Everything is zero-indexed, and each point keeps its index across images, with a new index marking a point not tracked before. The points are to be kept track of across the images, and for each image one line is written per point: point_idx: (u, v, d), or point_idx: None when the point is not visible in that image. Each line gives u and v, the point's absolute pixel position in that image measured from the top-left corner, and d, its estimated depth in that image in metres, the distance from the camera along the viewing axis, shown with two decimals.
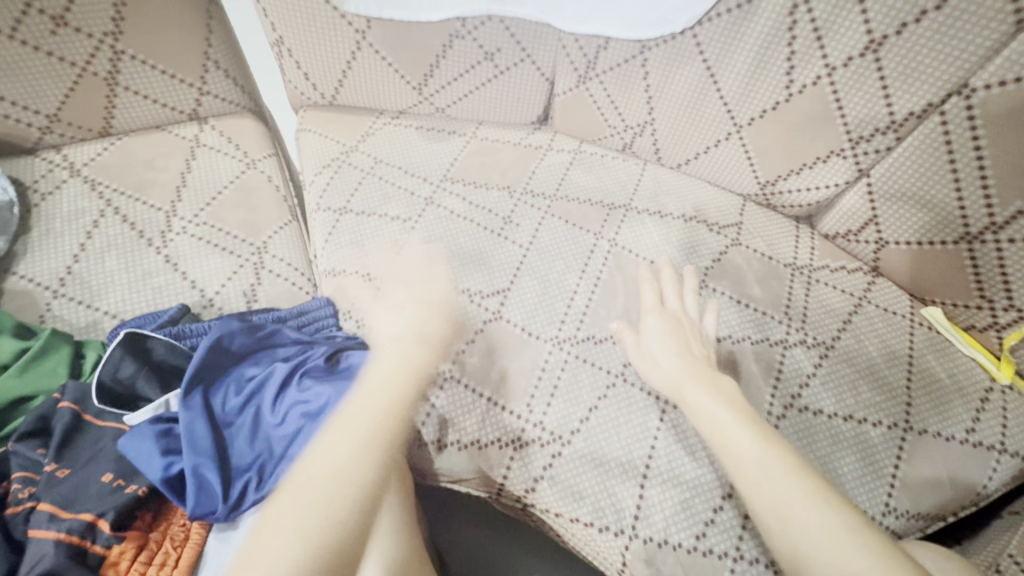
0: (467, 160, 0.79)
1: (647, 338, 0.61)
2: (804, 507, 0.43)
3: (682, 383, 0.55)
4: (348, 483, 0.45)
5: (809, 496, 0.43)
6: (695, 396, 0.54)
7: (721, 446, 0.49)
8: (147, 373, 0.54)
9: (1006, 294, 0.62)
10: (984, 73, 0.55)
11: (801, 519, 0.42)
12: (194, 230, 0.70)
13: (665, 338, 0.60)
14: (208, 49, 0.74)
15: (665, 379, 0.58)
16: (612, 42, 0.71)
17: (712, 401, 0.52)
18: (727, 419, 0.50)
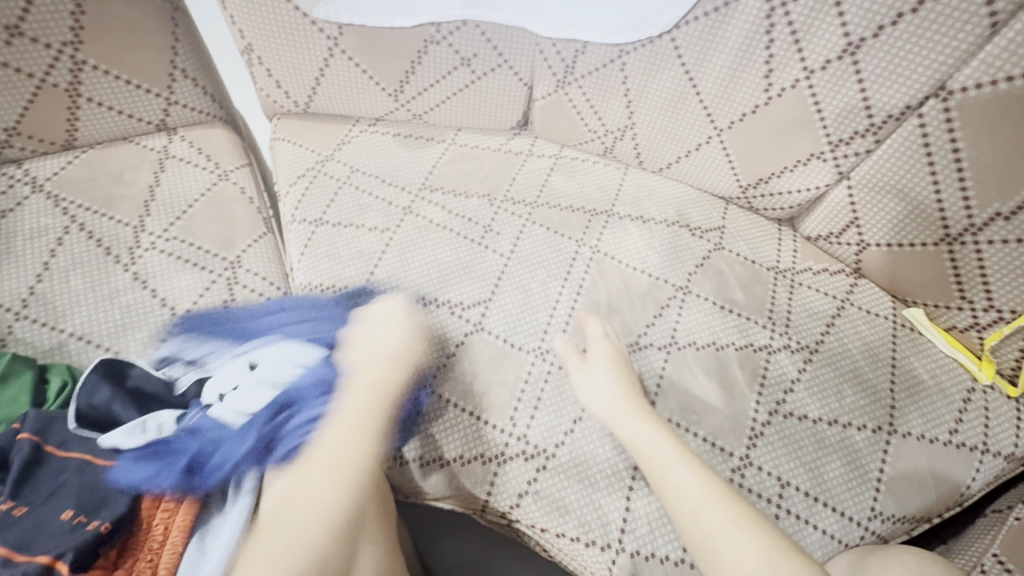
0: (446, 168, 0.78)
1: (592, 364, 0.60)
2: (738, 536, 0.46)
3: (624, 416, 0.55)
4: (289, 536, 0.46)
5: (739, 526, 0.46)
6: (637, 430, 0.54)
7: (660, 479, 0.51)
8: (122, 398, 0.55)
9: (985, 295, 0.62)
10: (961, 76, 0.55)
11: (729, 548, 0.45)
12: (164, 245, 0.68)
13: (606, 364, 0.59)
14: (174, 57, 0.71)
15: (605, 409, 0.57)
16: (590, 47, 0.70)
17: (656, 438, 0.53)
18: (669, 453, 0.51)
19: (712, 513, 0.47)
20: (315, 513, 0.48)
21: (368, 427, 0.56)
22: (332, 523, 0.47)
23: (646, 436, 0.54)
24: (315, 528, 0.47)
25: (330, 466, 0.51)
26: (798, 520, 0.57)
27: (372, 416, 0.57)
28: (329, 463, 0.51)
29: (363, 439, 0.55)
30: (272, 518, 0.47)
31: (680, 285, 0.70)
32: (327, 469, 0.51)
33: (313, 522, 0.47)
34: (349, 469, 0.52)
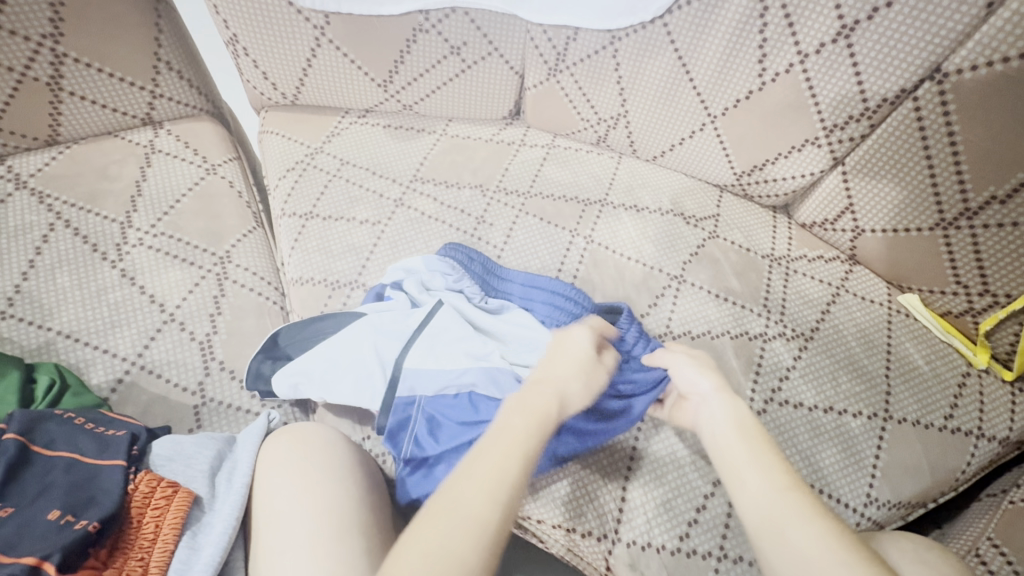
0: (437, 158, 0.77)
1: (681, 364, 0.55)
2: (799, 531, 0.38)
3: (710, 396, 0.51)
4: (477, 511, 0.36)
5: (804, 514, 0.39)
6: (710, 404, 0.51)
7: (721, 459, 0.45)
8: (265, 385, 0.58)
9: (981, 280, 0.62)
10: (956, 58, 0.54)
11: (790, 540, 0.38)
12: (152, 241, 0.67)
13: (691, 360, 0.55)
14: (158, 49, 0.70)
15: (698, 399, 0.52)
16: (581, 33, 0.69)
17: (728, 415, 0.48)
18: (732, 429, 0.47)
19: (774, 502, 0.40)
20: (485, 491, 0.37)
21: (542, 410, 0.45)
22: (503, 498, 0.37)
23: (725, 409, 0.49)
24: (494, 507, 0.37)
25: (494, 450, 0.40)
26: None
27: (545, 404, 0.45)
28: (496, 451, 0.40)
29: (518, 419, 0.43)
30: (449, 490, 0.37)
31: (674, 274, 0.70)
32: (494, 451, 0.40)
33: (487, 497, 0.37)
34: (513, 452, 0.40)
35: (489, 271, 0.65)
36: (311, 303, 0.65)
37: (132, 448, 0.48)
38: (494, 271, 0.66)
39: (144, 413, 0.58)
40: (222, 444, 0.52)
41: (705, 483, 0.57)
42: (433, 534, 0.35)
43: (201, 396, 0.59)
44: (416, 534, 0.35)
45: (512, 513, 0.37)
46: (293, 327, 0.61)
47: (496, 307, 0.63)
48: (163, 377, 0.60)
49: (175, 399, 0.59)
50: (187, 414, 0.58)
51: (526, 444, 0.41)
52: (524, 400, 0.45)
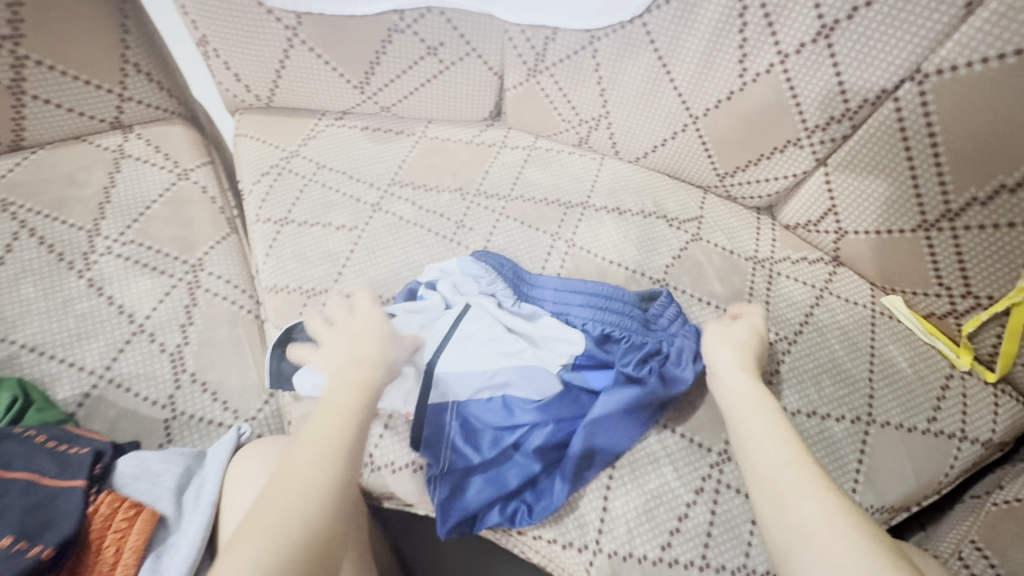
0: (416, 161, 0.75)
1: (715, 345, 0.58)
2: (801, 497, 0.42)
3: (735, 380, 0.54)
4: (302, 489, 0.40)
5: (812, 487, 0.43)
6: (739, 384, 0.53)
7: (738, 431, 0.49)
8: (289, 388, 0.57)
9: (963, 282, 0.61)
10: (936, 58, 0.53)
11: (800, 506, 0.41)
12: (121, 249, 0.65)
13: (727, 344, 0.57)
14: (125, 51, 0.68)
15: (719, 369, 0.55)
16: (560, 33, 0.68)
17: (756, 398, 0.51)
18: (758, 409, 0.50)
19: (786, 475, 0.44)
20: (318, 458, 0.42)
21: (361, 380, 0.49)
22: (339, 460, 0.42)
23: (743, 390, 0.52)
24: (329, 469, 0.41)
25: (321, 423, 0.44)
26: None
27: (362, 374, 0.49)
28: (327, 424, 0.44)
29: (344, 393, 0.47)
30: (289, 461, 0.42)
31: (657, 278, 0.69)
32: (323, 423, 0.44)
33: (325, 461, 0.42)
34: (342, 423, 0.44)
35: (521, 272, 0.65)
36: (286, 311, 0.64)
37: (95, 466, 0.47)
38: (524, 276, 0.65)
39: (112, 428, 0.56)
40: (190, 460, 0.51)
41: (687, 490, 0.56)
42: (261, 516, 0.38)
43: (171, 410, 0.58)
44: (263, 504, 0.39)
45: (350, 470, 0.43)
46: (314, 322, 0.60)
47: (530, 313, 0.62)
48: (132, 390, 0.58)
49: (145, 413, 0.57)
50: (157, 428, 0.57)
51: (351, 414, 0.45)
52: (344, 373, 0.49)
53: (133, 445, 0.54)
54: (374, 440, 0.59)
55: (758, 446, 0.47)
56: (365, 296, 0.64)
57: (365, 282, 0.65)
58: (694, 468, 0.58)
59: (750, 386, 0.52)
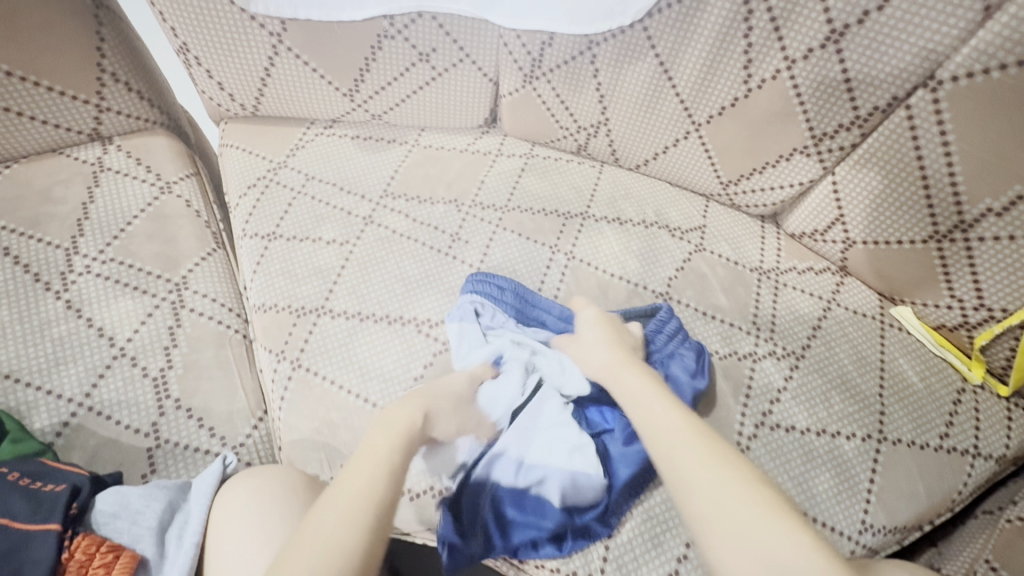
0: (409, 171, 0.73)
1: (585, 334, 0.57)
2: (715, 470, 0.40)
3: (624, 377, 0.51)
4: (326, 546, 0.36)
5: (716, 459, 0.41)
6: (629, 380, 0.51)
7: (639, 419, 0.47)
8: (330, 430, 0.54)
9: (976, 294, 0.59)
10: (951, 64, 0.51)
11: (698, 491, 0.39)
12: (100, 268, 0.62)
13: (606, 343, 0.55)
14: (101, 60, 0.65)
15: (596, 363, 0.54)
16: (557, 38, 0.65)
17: (643, 391, 0.49)
18: (654, 399, 0.47)
19: (684, 448, 0.42)
20: (344, 516, 0.38)
21: (400, 427, 0.47)
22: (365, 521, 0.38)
23: (637, 383, 0.50)
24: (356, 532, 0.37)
25: (351, 475, 0.42)
26: None
27: (406, 419, 0.48)
28: (362, 474, 0.42)
29: (383, 443, 0.45)
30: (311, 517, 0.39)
31: (660, 292, 0.67)
32: (355, 476, 0.42)
33: (355, 517, 0.38)
34: (373, 478, 0.42)
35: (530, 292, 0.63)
36: (275, 332, 0.61)
37: (70, 507, 0.45)
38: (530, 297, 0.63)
39: (92, 459, 0.54)
40: (173, 494, 0.48)
41: None
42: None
43: (155, 438, 0.55)
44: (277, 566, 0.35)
45: (377, 536, 0.38)
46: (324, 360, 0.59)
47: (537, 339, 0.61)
48: (113, 419, 0.55)
49: (127, 442, 0.55)
50: (139, 458, 0.54)
51: (390, 470, 0.43)
52: (389, 416, 0.48)
53: (114, 477, 0.51)
54: None
55: (654, 439, 0.44)
56: (357, 314, 0.62)
57: (357, 300, 0.63)
58: None
59: (641, 381, 0.50)
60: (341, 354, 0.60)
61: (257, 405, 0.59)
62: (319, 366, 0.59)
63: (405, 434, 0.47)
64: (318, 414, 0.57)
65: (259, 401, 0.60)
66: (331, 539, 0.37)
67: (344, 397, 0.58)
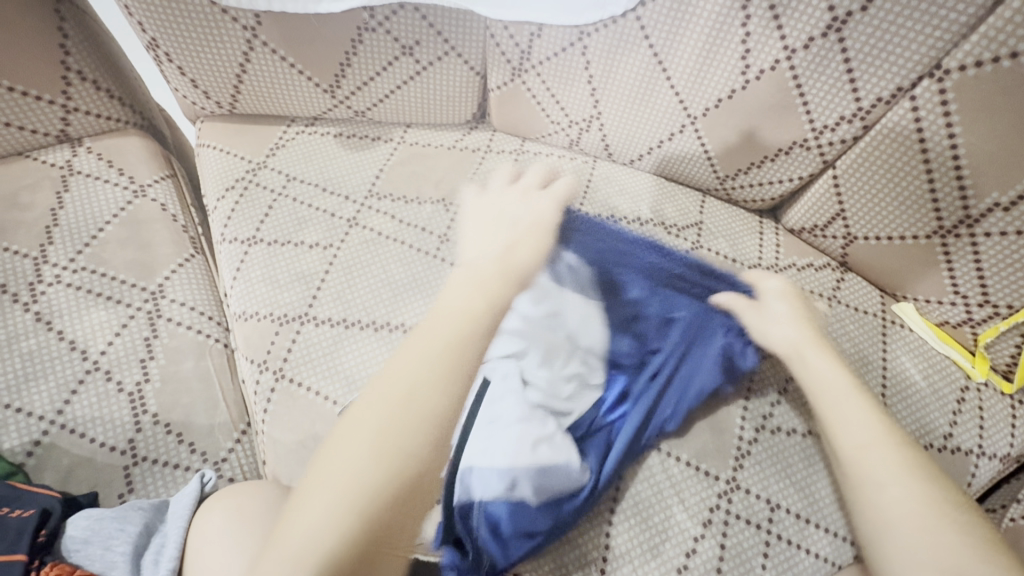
0: (395, 170, 0.70)
1: (769, 307, 0.60)
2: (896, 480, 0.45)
3: (840, 399, 0.51)
4: (412, 413, 0.39)
5: (902, 470, 0.45)
6: (847, 405, 0.50)
7: (826, 412, 0.51)
8: None
9: (981, 290, 0.57)
10: (959, 53, 0.49)
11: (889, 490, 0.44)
12: (71, 278, 0.59)
13: (792, 323, 0.58)
14: (65, 57, 0.61)
15: (785, 340, 0.57)
16: (546, 29, 0.62)
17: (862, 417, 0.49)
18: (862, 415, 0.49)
19: (872, 453, 0.47)
20: (433, 379, 0.40)
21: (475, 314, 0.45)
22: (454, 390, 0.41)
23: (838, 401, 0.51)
24: (439, 400, 0.40)
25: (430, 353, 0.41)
26: (790, 545, 0.52)
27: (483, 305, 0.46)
28: (439, 336, 0.43)
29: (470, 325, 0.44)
30: (394, 381, 0.40)
31: None
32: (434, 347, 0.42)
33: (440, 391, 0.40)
34: (455, 355, 0.42)
35: (627, 265, 0.63)
36: (256, 341, 0.59)
37: (38, 534, 0.43)
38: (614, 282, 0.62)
39: (66, 478, 0.51)
40: (150, 515, 0.47)
41: (694, 523, 0.53)
42: (355, 440, 0.38)
43: (132, 455, 0.53)
44: (364, 420, 0.39)
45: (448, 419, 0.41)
46: (309, 367, 0.57)
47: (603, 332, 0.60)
48: (87, 436, 0.53)
49: (103, 460, 0.52)
50: (116, 477, 0.52)
51: (470, 343, 0.43)
52: (478, 296, 0.46)
53: (90, 497, 0.49)
54: None
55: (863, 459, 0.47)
56: (342, 321, 0.59)
57: (343, 306, 0.60)
58: (700, 498, 0.54)
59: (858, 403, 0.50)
60: (326, 363, 0.57)
61: (240, 418, 0.57)
62: (303, 375, 0.57)
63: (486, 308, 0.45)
64: (303, 426, 0.55)
65: (242, 414, 0.58)
66: (400, 390, 0.40)
67: (330, 408, 0.55)
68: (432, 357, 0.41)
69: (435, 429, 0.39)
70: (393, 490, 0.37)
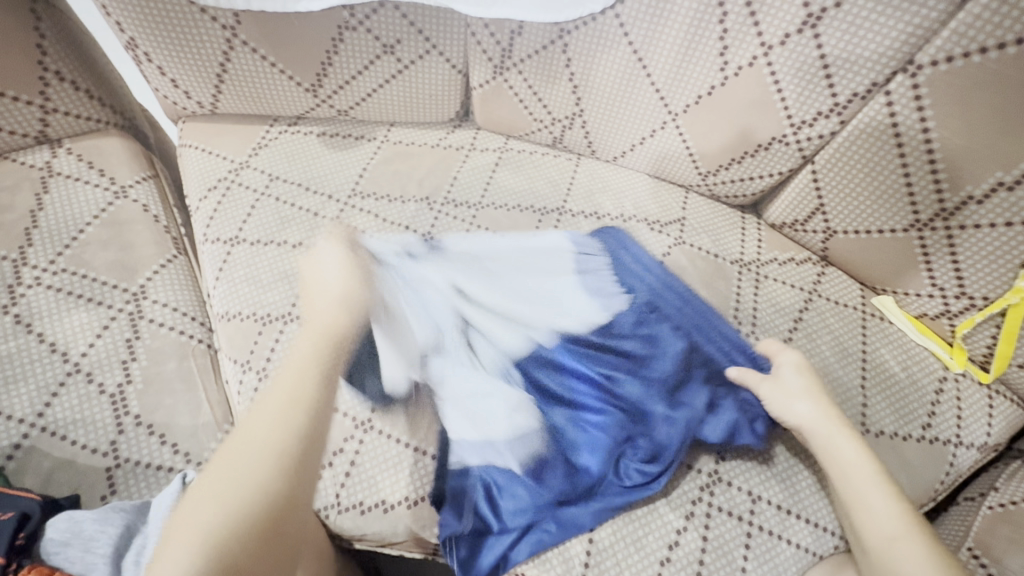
0: (378, 168, 0.70)
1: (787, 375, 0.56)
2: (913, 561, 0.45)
3: (834, 438, 0.52)
4: (269, 447, 0.40)
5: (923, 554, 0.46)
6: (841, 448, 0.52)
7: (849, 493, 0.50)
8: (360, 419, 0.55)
9: (957, 281, 0.58)
10: (931, 48, 0.49)
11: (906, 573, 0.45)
12: (51, 280, 0.59)
13: (807, 396, 0.54)
14: (42, 58, 0.61)
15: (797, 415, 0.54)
16: (526, 27, 0.62)
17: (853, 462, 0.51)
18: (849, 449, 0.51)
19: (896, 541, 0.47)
20: (287, 429, 0.41)
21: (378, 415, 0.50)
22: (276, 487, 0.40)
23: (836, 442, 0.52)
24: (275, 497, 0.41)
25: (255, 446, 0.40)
26: (771, 536, 0.53)
27: (327, 327, 0.52)
28: (287, 378, 0.45)
29: (312, 356, 0.47)
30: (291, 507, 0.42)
31: None
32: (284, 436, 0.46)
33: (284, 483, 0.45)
34: (296, 383, 0.45)
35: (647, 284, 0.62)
36: (239, 341, 0.59)
37: (17, 537, 0.43)
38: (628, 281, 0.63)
39: (47, 481, 0.51)
40: (132, 516, 0.47)
41: (677, 516, 0.53)
42: (222, 478, 0.39)
43: (114, 457, 0.53)
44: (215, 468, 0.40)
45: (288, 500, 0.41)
46: None
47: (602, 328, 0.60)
48: (68, 439, 0.53)
49: (84, 462, 0.52)
50: (98, 480, 0.52)
51: (312, 375, 0.46)
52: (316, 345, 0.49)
53: (71, 499, 0.49)
54: (338, 477, 0.53)
55: (862, 505, 0.49)
56: None
57: None
58: (683, 491, 0.54)
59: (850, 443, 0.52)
60: None
61: (224, 418, 0.57)
62: None
63: (327, 334, 0.50)
64: None
65: (226, 414, 0.58)
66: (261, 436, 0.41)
67: None
68: (285, 392, 0.44)
69: (282, 457, 0.40)
70: (253, 514, 0.37)
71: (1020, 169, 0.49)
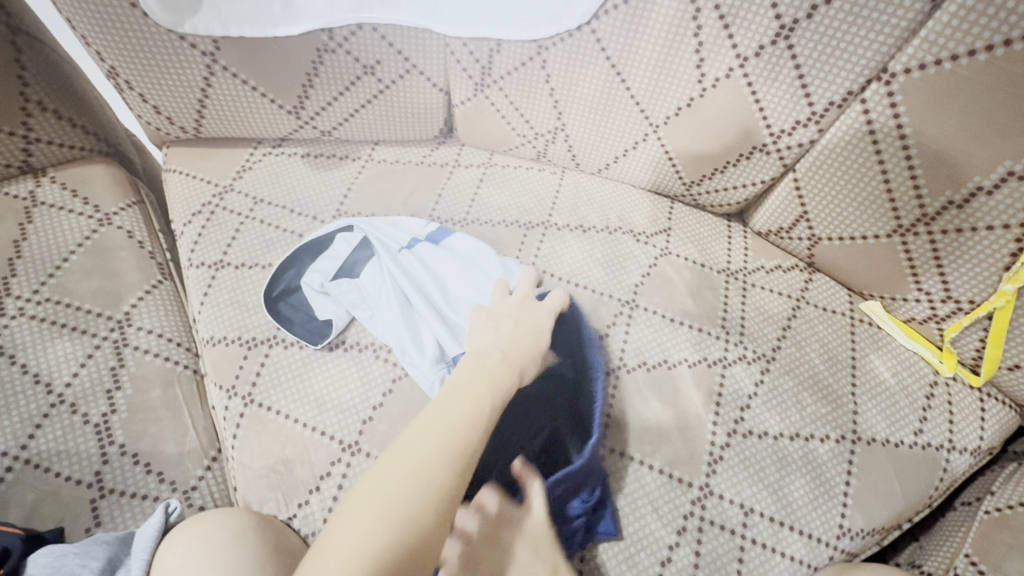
0: (363, 188, 0.70)
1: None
2: None
3: None
4: (414, 479, 0.38)
5: None
6: None
7: None
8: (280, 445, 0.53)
9: (942, 285, 0.58)
10: (903, 56, 0.50)
11: None
12: (35, 309, 0.59)
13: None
14: (23, 88, 0.61)
15: None
16: (504, 45, 0.63)
17: None
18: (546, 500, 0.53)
19: None
20: (438, 453, 0.40)
21: (494, 374, 0.48)
22: (457, 462, 0.40)
23: None
24: (447, 469, 0.39)
25: (426, 452, 0.40)
26: (765, 549, 0.53)
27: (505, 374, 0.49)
28: (455, 410, 0.44)
29: (485, 391, 0.46)
30: (370, 483, 0.38)
31: (626, 300, 0.65)
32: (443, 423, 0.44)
33: (485, 394, 0.46)
34: (451, 433, 0.42)
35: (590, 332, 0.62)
36: (225, 366, 0.59)
37: None
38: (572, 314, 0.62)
39: (30, 515, 0.50)
40: (116, 549, 0.47)
41: (669, 532, 0.53)
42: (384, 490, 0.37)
43: (100, 488, 0.52)
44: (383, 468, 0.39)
45: (465, 479, 0.40)
46: (274, 393, 0.57)
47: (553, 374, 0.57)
48: (52, 471, 0.52)
49: (68, 494, 0.52)
50: (83, 511, 0.51)
51: (469, 430, 0.43)
52: (491, 371, 0.49)
53: (56, 533, 0.49)
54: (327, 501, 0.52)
55: None
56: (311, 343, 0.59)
57: (311, 327, 0.60)
58: (674, 506, 0.54)
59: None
60: (296, 386, 0.57)
61: (210, 444, 0.57)
62: (272, 399, 0.56)
63: (501, 379, 0.48)
64: (273, 450, 0.54)
65: (212, 440, 0.57)
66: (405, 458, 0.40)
67: (300, 431, 0.55)
68: (453, 423, 0.43)
69: (442, 491, 0.38)
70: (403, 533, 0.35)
71: (998, 173, 0.49)
